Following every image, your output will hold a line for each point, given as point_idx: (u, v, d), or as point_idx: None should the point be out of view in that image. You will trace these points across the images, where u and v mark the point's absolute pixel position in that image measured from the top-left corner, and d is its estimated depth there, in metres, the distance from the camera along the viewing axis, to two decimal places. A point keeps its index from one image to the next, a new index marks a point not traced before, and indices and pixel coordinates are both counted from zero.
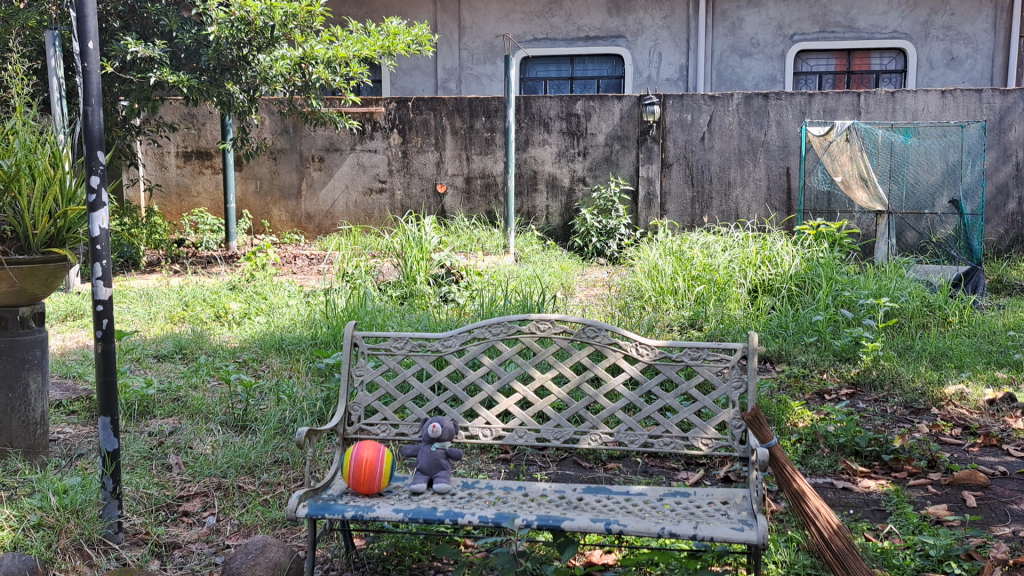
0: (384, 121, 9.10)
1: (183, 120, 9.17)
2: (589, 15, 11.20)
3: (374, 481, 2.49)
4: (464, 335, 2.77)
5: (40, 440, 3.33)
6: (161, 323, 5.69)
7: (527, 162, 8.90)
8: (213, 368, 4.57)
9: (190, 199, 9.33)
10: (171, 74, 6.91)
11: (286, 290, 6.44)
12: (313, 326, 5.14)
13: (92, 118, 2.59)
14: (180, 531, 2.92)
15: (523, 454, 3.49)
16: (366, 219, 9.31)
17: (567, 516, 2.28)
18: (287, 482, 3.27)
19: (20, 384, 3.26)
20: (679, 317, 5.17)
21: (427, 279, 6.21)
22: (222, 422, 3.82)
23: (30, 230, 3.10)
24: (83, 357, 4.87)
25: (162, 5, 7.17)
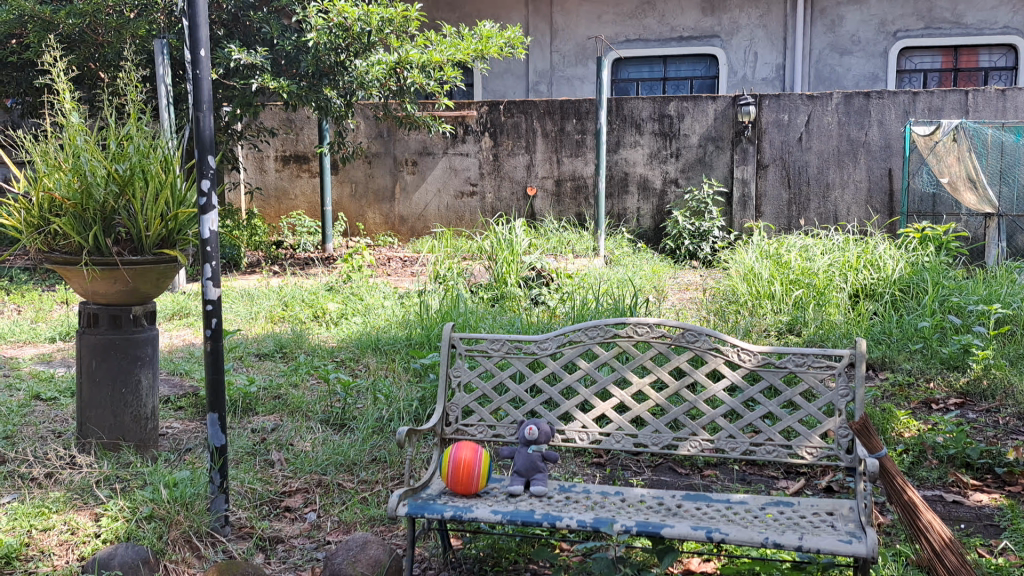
0: (476, 124, 9.17)
1: (282, 125, 9.41)
2: (683, 15, 11.08)
3: (472, 482, 2.50)
4: (560, 338, 2.76)
5: (151, 434, 3.46)
6: (262, 323, 5.85)
7: (618, 163, 8.85)
8: (312, 367, 4.68)
9: (289, 202, 9.57)
10: (272, 80, 7.12)
11: (381, 291, 6.56)
12: (407, 327, 5.22)
13: (202, 123, 2.68)
14: (283, 526, 2.99)
15: (617, 458, 3.48)
16: (457, 222, 9.40)
17: (667, 523, 2.25)
18: (384, 480, 3.32)
19: (132, 380, 3.38)
20: (777, 322, 5.07)
21: (517, 281, 6.23)
22: (321, 420, 3.91)
23: (143, 232, 3.22)
24: (188, 355, 5.05)
25: (264, 14, 7.40)
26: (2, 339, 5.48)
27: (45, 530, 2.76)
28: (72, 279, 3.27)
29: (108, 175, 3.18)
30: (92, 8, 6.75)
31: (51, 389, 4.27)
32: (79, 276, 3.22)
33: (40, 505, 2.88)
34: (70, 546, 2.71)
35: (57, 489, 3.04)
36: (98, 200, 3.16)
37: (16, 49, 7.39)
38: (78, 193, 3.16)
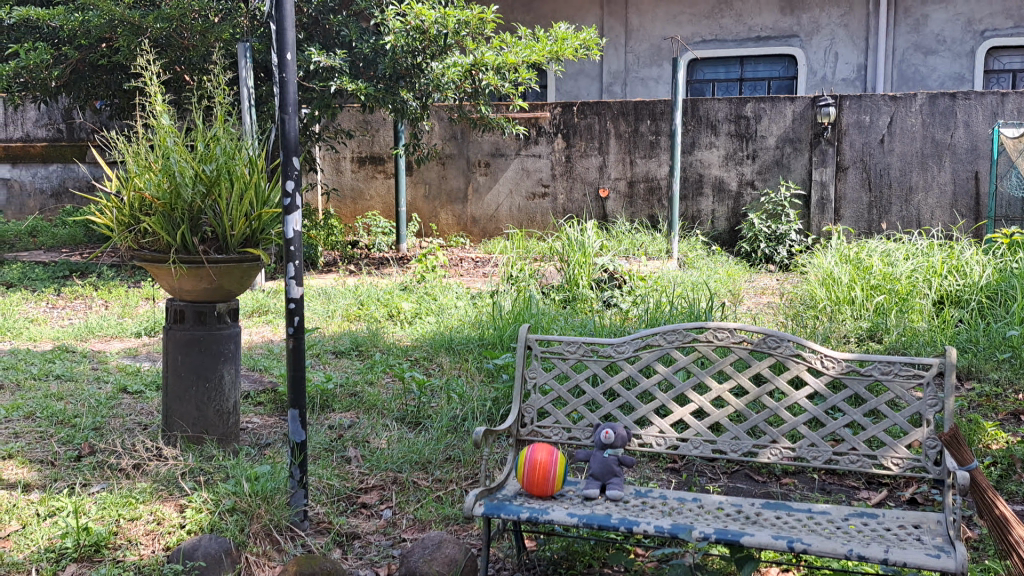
0: (549, 125, 9.18)
1: (359, 127, 9.58)
2: (761, 15, 10.90)
3: (548, 484, 2.50)
4: (637, 342, 2.73)
5: (233, 429, 3.55)
6: (338, 321, 5.94)
7: (693, 165, 8.76)
8: (387, 366, 4.74)
9: (364, 202, 9.71)
10: (350, 82, 7.23)
11: (454, 291, 6.60)
12: (480, 327, 5.25)
13: (287, 125, 2.74)
14: (359, 522, 3.04)
15: (692, 464, 3.44)
16: (529, 223, 9.42)
17: (747, 531, 2.22)
18: (458, 480, 3.34)
19: (216, 375, 3.46)
20: (857, 328, 4.95)
21: (589, 282, 6.20)
22: (396, 418, 3.96)
23: (228, 231, 3.31)
24: (267, 352, 5.16)
25: (343, 17, 7.57)
26: (91, 333, 5.68)
27: (132, 520, 2.85)
28: (159, 276, 3.37)
29: (196, 175, 3.28)
30: (179, 13, 6.92)
31: (137, 382, 4.41)
32: (167, 273, 3.31)
33: (128, 495, 2.98)
34: (156, 536, 2.79)
35: (144, 480, 3.14)
36: (186, 199, 3.26)
37: (107, 53, 7.72)
38: (167, 193, 3.26)
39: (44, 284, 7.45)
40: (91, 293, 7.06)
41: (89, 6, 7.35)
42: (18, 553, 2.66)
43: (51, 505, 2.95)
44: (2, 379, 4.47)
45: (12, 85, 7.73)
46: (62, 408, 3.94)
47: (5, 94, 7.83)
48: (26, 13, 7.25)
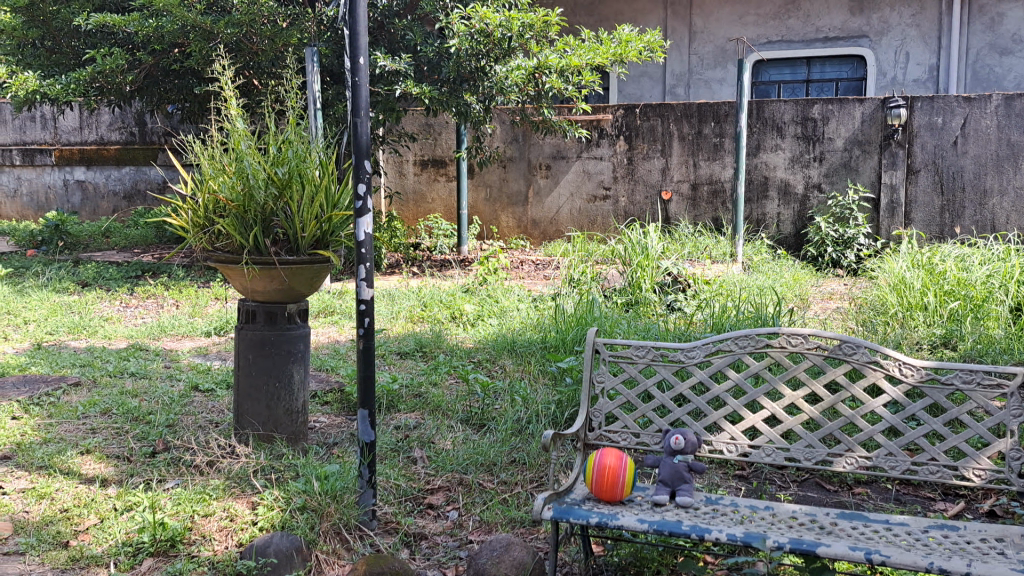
0: (611, 128, 9.14)
1: (422, 130, 9.66)
2: (829, 15, 10.71)
3: (617, 489, 2.48)
4: (708, 347, 2.69)
5: (302, 428, 3.60)
6: (402, 322, 6.00)
7: (758, 167, 8.63)
8: (451, 367, 4.77)
9: (426, 205, 9.79)
10: (415, 86, 7.27)
11: (516, 294, 6.60)
12: (542, 330, 5.24)
13: (360, 128, 2.76)
14: (426, 523, 3.06)
15: (761, 471, 3.40)
16: (590, 225, 9.39)
17: (823, 542, 2.18)
18: (524, 482, 3.33)
19: (286, 374, 3.51)
20: (930, 334, 4.83)
21: (652, 286, 6.12)
22: (461, 420, 3.98)
23: (299, 233, 3.36)
24: (333, 352, 5.24)
25: (408, 21, 7.65)
26: (163, 332, 5.81)
27: (206, 516, 2.91)
28: (232, 277, 3.43)
29: (268, 178, 3.33)
30: (249, 18, 7.06)
31: (208, 380, 4.50)
32: (239, 274, 3.37)
33: (202, 492, 3.04)
34: (230, 532, 2.84)
35: (217, 477, 3.21)
36: (259, 202, 3.32)
37: (178, 58, 7.94)
38: (240, 195, 3.33)
39: (117, 283, 7.66)
40: (162, 292, 7.24)
41: (163, 12, 7.54)
42: (97, 547, 2.75)
43: (127, 499, 3.04)
44: (80, 375, 4.60)
45: (89, 90, 7.97)
46: (137, 405, 4.04)
47: (82, 99, 8.08)
48: (103, 20, 7.45)
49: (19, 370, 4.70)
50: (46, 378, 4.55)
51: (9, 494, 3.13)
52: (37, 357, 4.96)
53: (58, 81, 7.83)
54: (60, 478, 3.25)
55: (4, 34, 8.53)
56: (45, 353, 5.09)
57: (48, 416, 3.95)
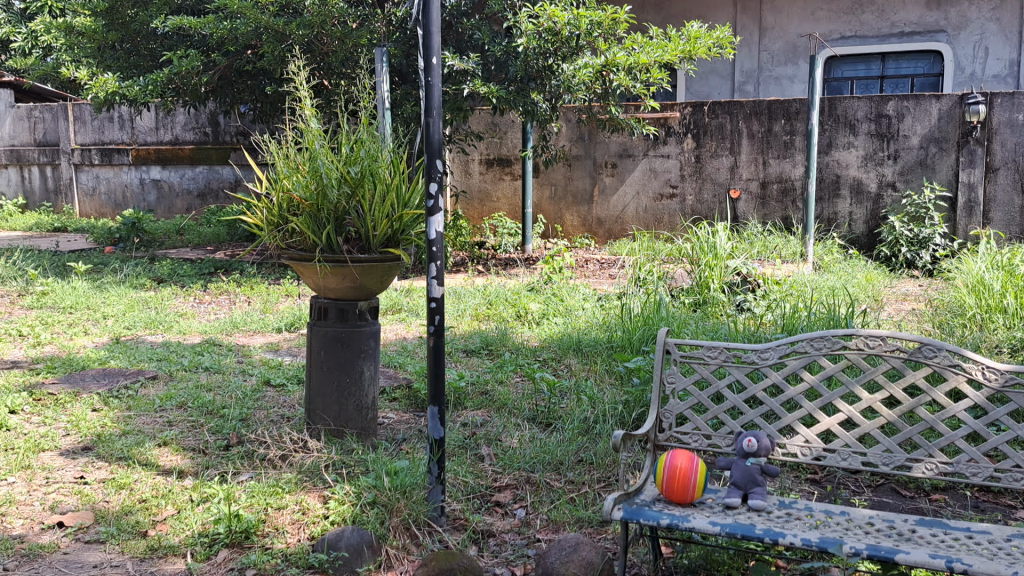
0: (678, 126, 9.06)
1: (488, 129, 9.70)
2: (905, 10, 10.45)
3: (688, 491, 2.45)
4: (782, 348, 2.65)
5: (372, 424, 3.64)
6: (468, 320, 6.02)
7: (830, 165, 8.47)
8: (517, 365, 4.78)
9: (491, 203, 9.82)
10: (482, 85, 7.30)
11: (581, 293, 6.58)
12: (609, 329, 5.21)
13: (432, 128, 2.79)
14: (494, 521, 3.06)
15: (834, 475, 3.33)
16: (656, 224, 9.32)
17: (901, 549, 2.13)
18: (591, 482, 3.32)
19: (356, 370, 3.56)
20: (1010, 337, 4.67)
21: (721, 286, 6.03)
22: (527, 418, 3.98)
23: (370, 232, 3.40)
24: (401, 348, 5.30)
25: (476, 21, 7.70)
26: (236, 328, 5.93)
27: (279, 509, 2.97)
28: (305, 274, 3.49)
29: (341, 177, 3.38)
30: (320, 20, 7.16)
31: (280, 375, 4.58)
32: (313, 272, 3.43)
33: (275, 485, 3.11)
34: (303, 525, 2.89)
35: (289, 471, 3.28)
36: (332, 200, 3.37)
37: (251, 60, 8.10)
38: (314, 194, 3.38)
39: (192, 280, 7.84)
40: (235, 289, 7.39)
41: (236, 14, 7.69)
42: (174, 537, 2.82)
43: (203, 491, 3.11)
44: (157, 369, 4.72)
45: (165, 91, 8.17)
46: (212, 399, 4.13)
47: (159, 100, 8.29)
48: (179, 22, 7.64)
49: (99, 363, 4.84)
50: (125, 371, 4.68)
51: (90, 484, 3.23)
52: (116, 351, 5.11)
53: (136, 82, 8.07)
54: (139, 469, 3.35)
55: (85, 37, 8.79)
56: (124, 347, 5.23)
57: (127, 408, 4.06)
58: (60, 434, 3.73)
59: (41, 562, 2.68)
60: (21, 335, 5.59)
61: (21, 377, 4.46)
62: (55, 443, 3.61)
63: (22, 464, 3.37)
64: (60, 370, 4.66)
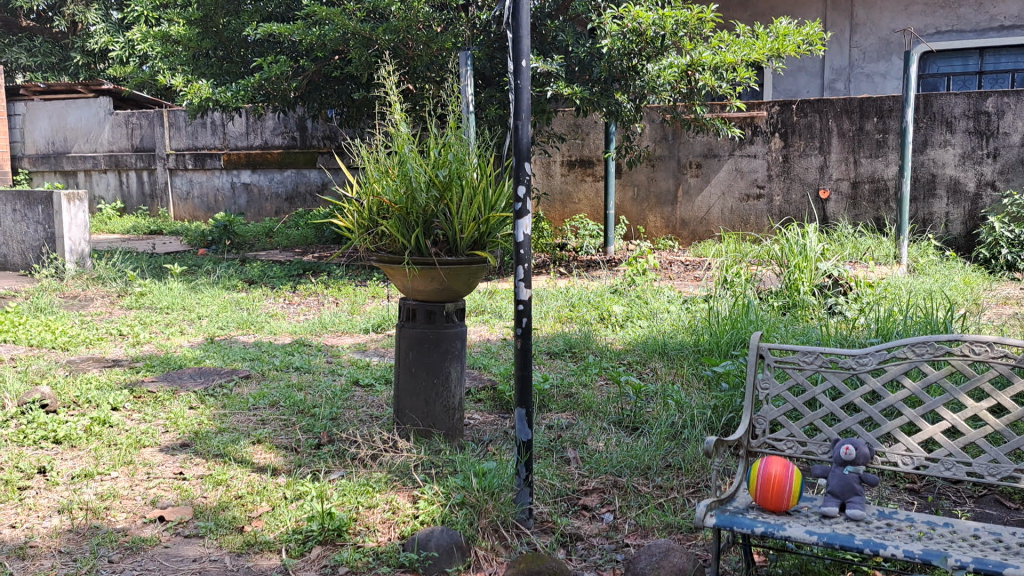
0: (766, 125, 8.90)
1: (571, 130, 9.69)
2: (1006, 3, 10.11)
3: (783, 499, 2.39)
4: (882, 354, 2.57)
5: (458, 425, 3.67)
6: (551, 322, 6.02)
7: (925, 164, 8.19)
8: (602, 368, 4.75)
9: (573, 205, 9.80)
10: (566, 86, 7.31)
11: (666, 295, 6.51)
12: (695, 332, 5.14)
13: (521, 131, 2.79)
14: (582, 524, 3.05)
15: (934, 485, 3.22)
16: (742, 225, 9.17)
17: (1010, 564, 2.05)
18: (680, 487, 3.27)
19: (443, 372, 3.59)
20: None
21: (811, 288, 5.89)
22: (613, 422, 3.94)
23: (458, 234, 3.42)
24: (485, 350, 5.33)
25: (560, 22, 7.71)
26: (324, 329, 6.04)
27: (370, 508, 3.02)
28: (394, 276, 3.53)
29: (430, 181, 3.41)
30: (405, 24, 7.25)
31: (368, 376, 4.64)
32: (401, 274, 3.47)
33: (366, 484, 3.16)
34: (393, 524, 2.93)
35: (379, 470, 3.32)
36: (420, 204, 3.40)
37: (339, 65, 8.25)
38: (403, 198, 3.42)
39: (281, 281, 8.02)
40: (323, 290, 7.53)
41: (324, 21, 7.84)
42: (270, 533, 2.89)
43: (296, 488, 3.17)
44: (250, 369, 4.84)
45: (257, 96, 8.39)
46: (303, 399, 4.21)
47: (250, 105, 8.50)
48: (270, 29, 7.84)
49: (195, 362, 4.99)
50: (220, 370, 4.82)
51: (189, 479, 3.33)
52: (210, 351, 5.25)
53: (228, 88, 8.32)
54: (235, 466, 3.44)
55: (180, 45, 9.08)
56: (218, 346, 5.38)
57: (222, 406, 4.18)
58: (160, 431, 3.85)
59: (143, 555, 2.77)
60: (121, 334, 5.80)
61: (122, 375, 4.62)
62: (156, 440, 3.74)
63: (125, 459, 3.49)
64: (159, 368, 4.82)
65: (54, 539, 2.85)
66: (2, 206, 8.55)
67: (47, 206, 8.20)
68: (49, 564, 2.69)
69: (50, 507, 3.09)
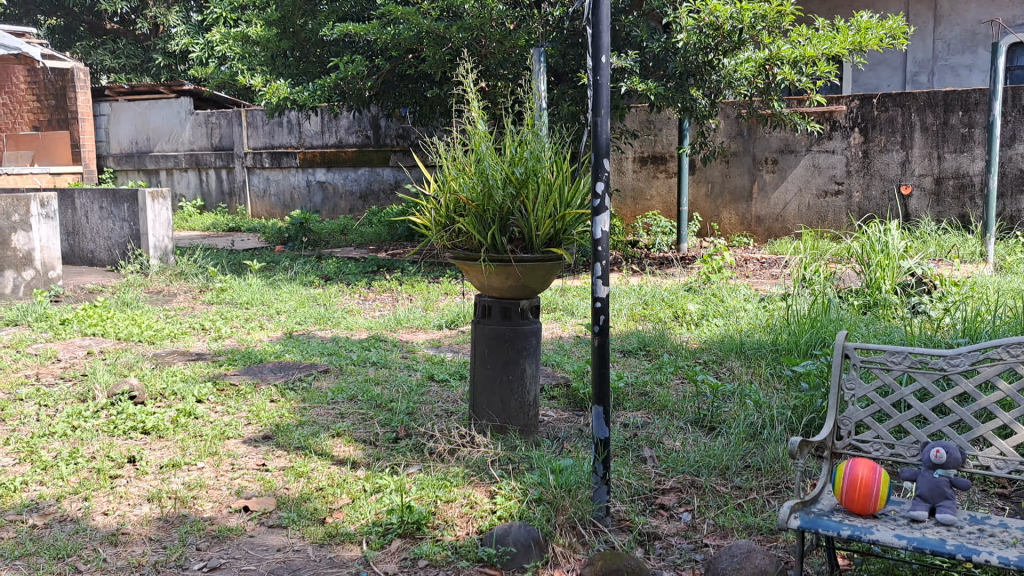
0: (845, 120, 8.70)
1: (643, 127, 9.61)
2: None
3: (869, 502, 2.34)
4: (975, 354, 2.49)
5: (533, 421, 3.67)
6: (625, 320, 5.98)
7: (1014, 159, 7.93)
8: (676, 367, 4.71)
9: (645, 202, 9.73)
10: (640, 82, 7.25)
11: (743, 293, 6.41)
12: (773, 331, 5.06)
13: (600, 128, 2.78)
14: (660, 523, 3.02)
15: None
16: (820, 222, 8.99)
17: None
18: (759, 488, 3.22)
19: (518, 369, 3.59)
20: None
21: (893, 287, 5.74)
22: (690, 421, 3.90)
23: (533, 232, 3.41)
24: (558, 347, 5.33)
25: (634, 18, 7.65)
26: (399, 324, 6.12)
27: (448, 502, 3.04)
28: (471, 273, 3.56)
29: (506, 178, 3.41)
30: (479, 23, 7.30)
31: (443, 371, 4.69)
32: (478, 271, 3.50)
33: (444, 479, 3.19)
34: (471, 519, 2.95)
35: (457, 465, 3.35)
36: (497, 201, 3.41)
37: (413, 64, 8.33)
38: (480, 195, 3.44)
39: (357, 277, 8.15)
40: (397, 287, 7.61)
41: (400, 20, 7.93)
42: (350, 525, 2.94)
43: (375, 482, 3.22)
44: (328, 363, 4.93)
45: (333, 95, 8.52)
46: (380, 393, 4.27)
47: (327, 104, 8.64)
48: (346, 29, 7.96)
49: (275, 356, 5.10)
50: (299, 365, 4.91)
51: (271, 471, 3.40)
52: (290, 345, 5.35)
53: (306, 88, 8.47)
54: (315, 459, 3.50)
55: (260, 46, 9.27)
56: (297, 341, 5.49)
57: (302, 399, 4.27)
58: (243, 423, 3.95)
59: (229, 544, 2.84)
60: (203, 329, 5.95)
61: (206, 369, 4.75)
62: (239, 431, 3.83)
63: (210, 450, 3.58)
64: (240, 362, 4.93)
65: (144, 527, 2.94)
66: (90, 204, 8.84)
67: (133, 203, 8.46)
68: (140, 551, 2.78)
69: (140, 495, 3.19)
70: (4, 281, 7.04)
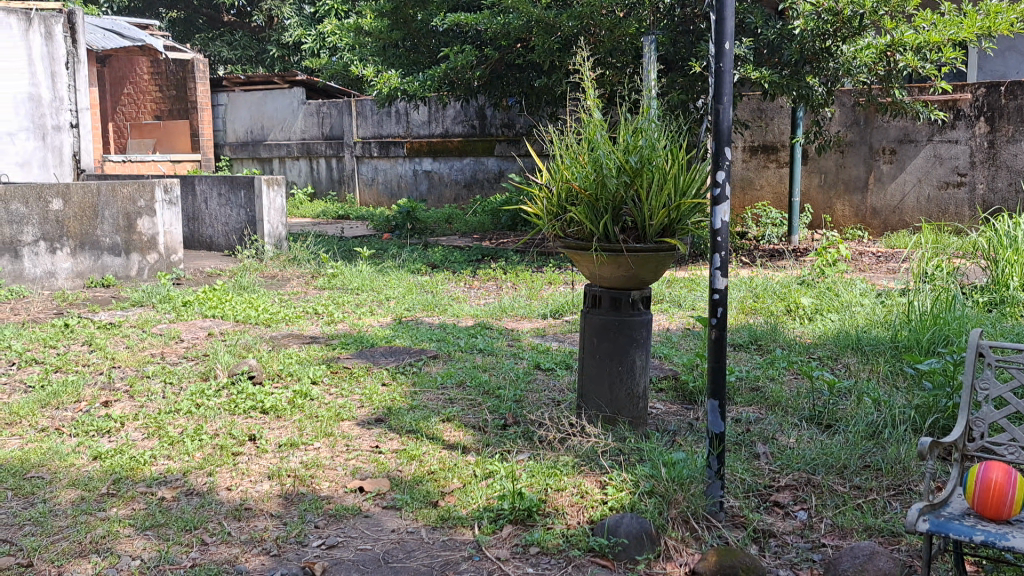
0: (970, 108, 8.33)
1: (754, 116, 9.41)
2: None
3: (1005, 508, 2.23)
4: None
5: (643, 413, 3.64)
6: (735, 313, 5.87)
7: None
8: (790, 362, 4.60)
9: (754, 192, 9.52)
10: (754, 70, 7.10)
11: (859, 287, 6.21)
12: (891, 328, 4.90)
13: (722, 115, 2.72)
14: (775, 521, 2.96)
15: None
16: (940, 215, 8.62)
17: None
18: (879, 489, 3.12)
19: (628, 359, 3.56)
20: None
21: (1022, 284, 5.46)
22: (805, 418, 3.80)
23: (647, 221, 3.37)
24: (666, 339, 5.27)
25: (748, 4, 7.44)
26: (505, 312, 6.17)
27: (558, 490, 3.04)
28: (582, 263, 3.54)
29: (620, 166, 3.38)
30: (588, 11, 7.25)
31: (549, 360, 4.69)
32: (589, 260, 3.48)
33: (554, 468, 3.20)
34: (581, 508, 2.94)
35: (566, 454, 3.36)
36: (610, 190, 3.38)
37: (521, 53, 8.34)
38: (593, 184, 3.41)
39: (461, 266, 8.23)
40: (501, 275, 7.67)
41: (511, 9, 7.96)
42: (462, 509, 2.97)
43: (485, 467, 3.25)
44: (436, 349, 5.00)
45: (442, 85, 8.61)
46: (487, 379, 4.31)
47: (437, 94, 8.74)
48: (456, 19, 8.03)
49: (386, 341, 5.20)
50: (409, 350, 4.99)
51: (385, 454, 3.47)
52: (400, 330, 5.46)
53: (416, 79, 8.60)
54: (426, 443, 3.56)
55: (372, 37, 9.43)
56: (406, 327, 5.59)
57: (412, 384, 4.34)
58: (356, 405, 4.04)
59: (347, 523, 2.91)
60: (317, 313, 6.11)
61: (320, 352, 4.88)
62: (352, 413, 3.92)
63: (326, 431, 3.68)
64: (352, 346, 5.04)
65: (266, 503, 3.04)
66: (208, 190, 9.17)
67: (249, 190, 8.73)
68: (262, 526, 2.88)
69: (260, 472, 3.31)
70: (129, 264, 7.41)
